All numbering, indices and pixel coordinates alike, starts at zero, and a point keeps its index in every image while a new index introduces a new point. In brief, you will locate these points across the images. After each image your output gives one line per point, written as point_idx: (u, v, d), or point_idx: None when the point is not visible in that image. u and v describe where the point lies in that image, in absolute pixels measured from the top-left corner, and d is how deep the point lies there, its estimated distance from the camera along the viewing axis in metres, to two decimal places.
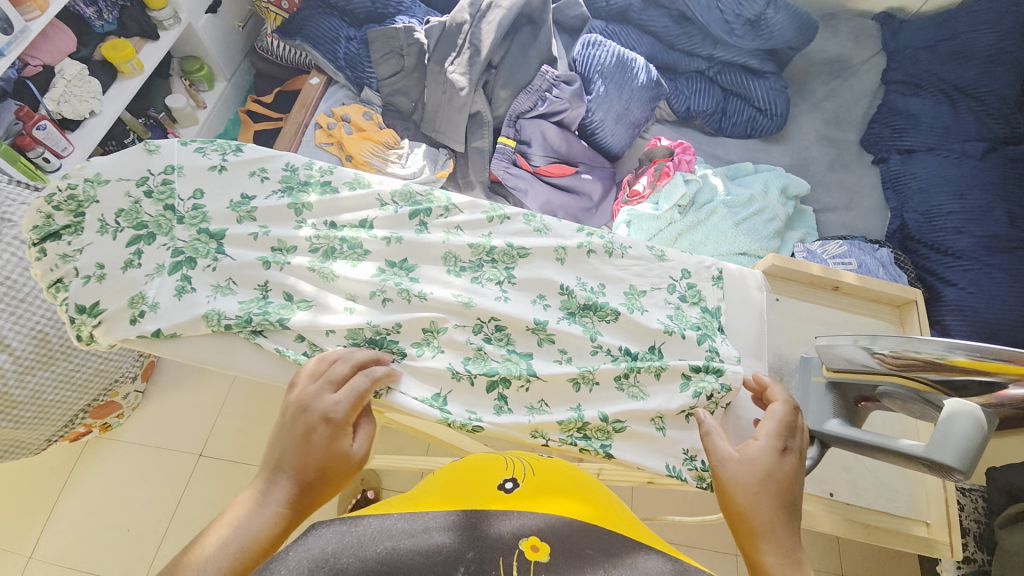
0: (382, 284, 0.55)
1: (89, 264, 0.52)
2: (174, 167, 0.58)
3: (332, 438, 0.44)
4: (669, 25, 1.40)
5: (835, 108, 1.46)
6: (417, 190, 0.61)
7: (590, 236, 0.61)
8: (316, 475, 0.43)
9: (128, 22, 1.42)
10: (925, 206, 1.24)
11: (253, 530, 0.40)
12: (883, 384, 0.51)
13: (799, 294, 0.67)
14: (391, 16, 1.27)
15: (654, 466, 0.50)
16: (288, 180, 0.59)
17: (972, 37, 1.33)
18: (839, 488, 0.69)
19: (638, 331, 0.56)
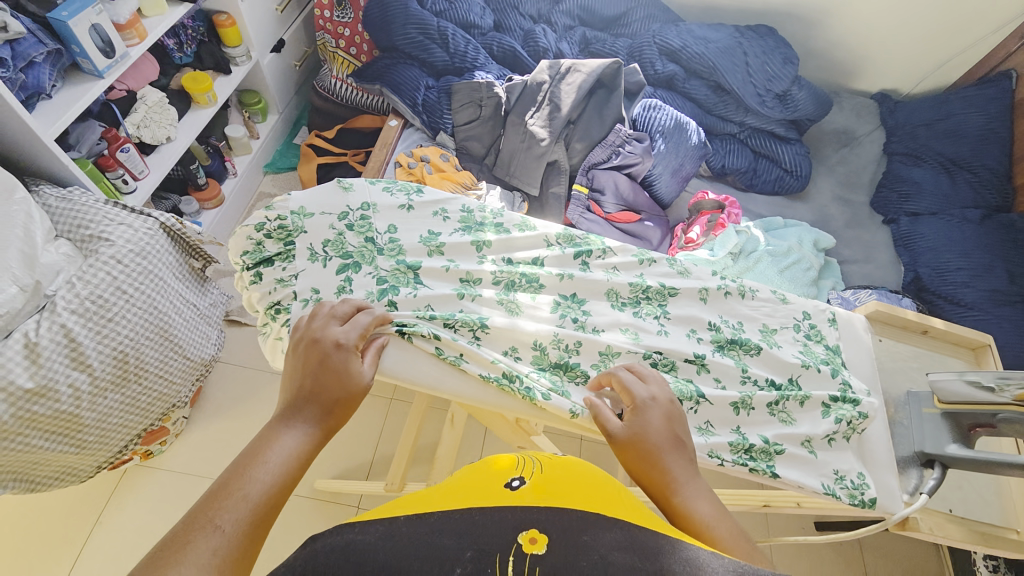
0: (562, 322, 0.65)
1: (306, 288, 0.61)
2: (369, 204, 0.67)
3: (346, 365, 0.54)
4: (708, 94, 1.57)
5: (847, 172, 1.65)
6: (576, 233, 0.72)
7: (725, 279, 0.72)
8: (331, 399, 0.52)
9: (205, 56, 1.48)
10: (936, 262, 1.40)
11: (292, 449, 0.48)
12: (1001, 412, 0.59)
13: (897, 336, 0.78)
14: (469, 70, 1.39)
15: (814, 484, 0.59)
16: (466, 220, 0.71)
17: (963, 119, 1.56)
18: (956, 504, 0.73)
19: (779, 365, 0.66)
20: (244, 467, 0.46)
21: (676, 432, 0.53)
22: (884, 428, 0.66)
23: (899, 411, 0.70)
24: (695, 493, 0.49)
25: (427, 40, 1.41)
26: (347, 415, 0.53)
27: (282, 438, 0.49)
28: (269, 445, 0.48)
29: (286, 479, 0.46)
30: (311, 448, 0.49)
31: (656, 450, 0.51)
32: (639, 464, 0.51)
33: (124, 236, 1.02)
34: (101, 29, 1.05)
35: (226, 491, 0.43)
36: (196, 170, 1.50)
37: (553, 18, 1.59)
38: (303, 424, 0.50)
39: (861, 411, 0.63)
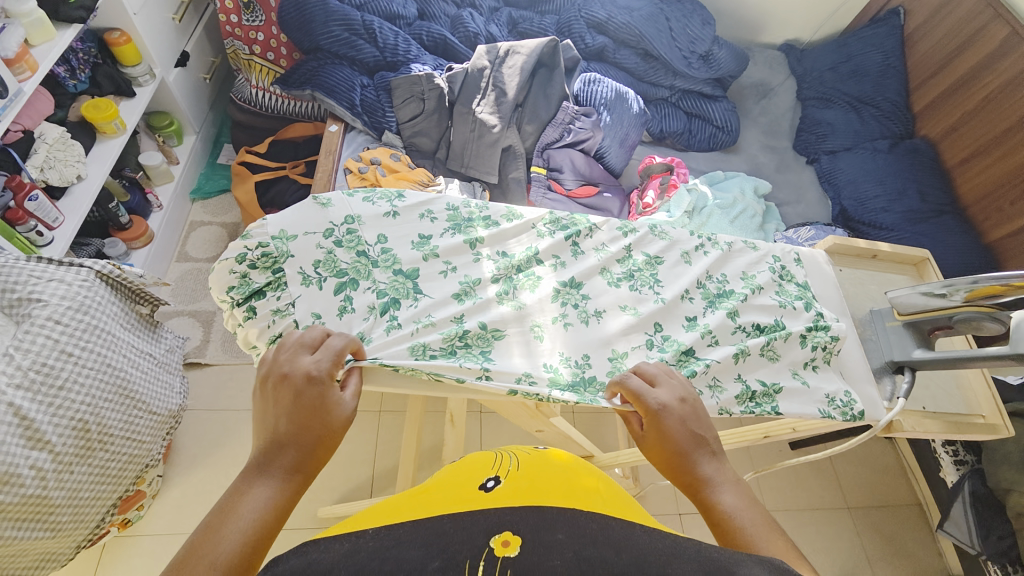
0: (564, 309, 0.69)
1: (306, 315, 0.61)
2: (353, 217, 0.68)
3: (315, 391, 0.51)
4: (638, 62, 1.62)
5: (769, 121, 1.78)
6: (562, 216, 0.76)
7: (701, 238, 0.78)
8: (308, 437, 0.49)
9: (102, 80, 1.32)
10: (858, 193, 1.56)
11: (265, 503, 0.45)
12: (958, 314, 0.68)
13: (853, 263, 0.87)
14: (404, 63, 1.35)
15: (812, 412, 0.65)
16: (454, 218, 0.73)
17: (862, 60, 1.73)
18: (927, 402, 0.83)
19: (762, 309, 0.72)
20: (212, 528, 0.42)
21: (704, 427, 0.55)
22: (854, 347, 0.75)
23: (865, 330, 0.79)
24: (722, 484, 0.50)
25: (354, 36, 1.34)
26: (325, 447, 0.50)
27: (253, 491, 0.45)
28: (235, 503, 0.44)
29: (262, 532, 0.43)
30: (285, 498, 0.46)
31: (689, 444, 0.53)
32: (670, 463, 0.53)
33: (57, 293, 0.91)
34: None
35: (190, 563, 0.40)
36: (116, 210, 1.35)
37: (477, 0, 1.57)
38: (276, 472, 0.47)
39: (832, 335, 0.71)
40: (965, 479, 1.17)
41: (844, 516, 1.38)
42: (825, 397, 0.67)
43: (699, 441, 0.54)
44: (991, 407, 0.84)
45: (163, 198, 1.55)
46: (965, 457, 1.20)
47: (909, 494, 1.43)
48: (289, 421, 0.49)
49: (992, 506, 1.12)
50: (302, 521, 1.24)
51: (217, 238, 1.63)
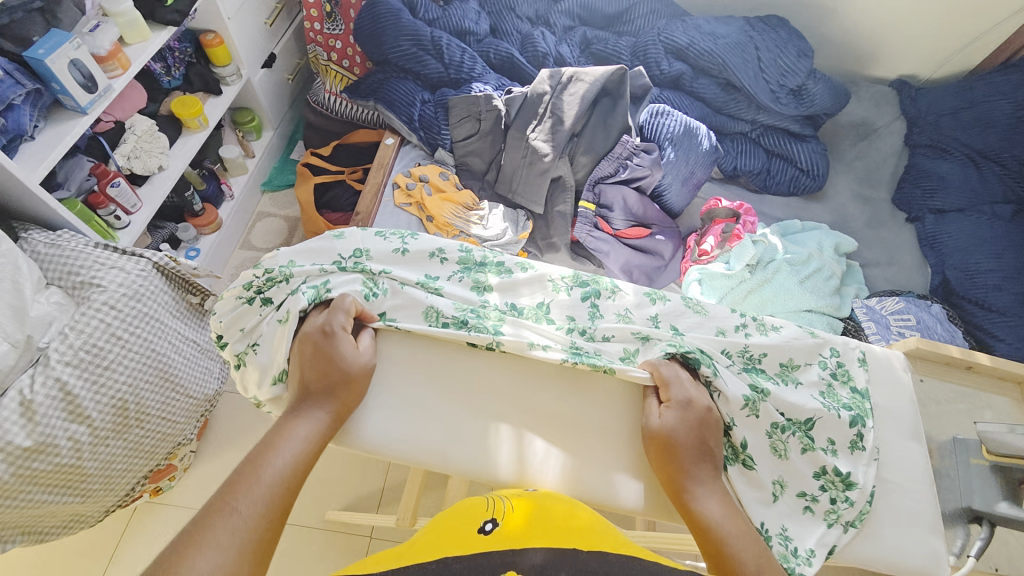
0: (574, 339, 0.70)
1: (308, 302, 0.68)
2: (362, 251, 0.75)
3: (345, 356, 0.64)
4: (717, 93, 1.50)
5: (865, 167, 1.57)
6: (585, 276, 0.77)
7: (744, 317, 0.73)
8: (337, 387, 0.63)
9: (193, 78, 1.44)
10: (964, 264, 1.34)
11: (306, 435, 0.59)
12: None
13: (938, 372, 0.83)
14: (466, 81, 1.34)
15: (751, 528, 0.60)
16: (466, 261, 0.77)
17: (990, 107, 1.47)
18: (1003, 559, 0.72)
19: (797, 409, 0.64)
20: (264, 451, 0.57)
21: (704, 439, 0.61)
22: (924, 478, 0.64)
23: (944, 460, 0.72)
24: (707, 493, 0.58)
25: (421, 52, 1.35)
26: (351, 397, 0.64)
27: (294, 425, 0.59)
28: (284, 432, 0.58)
29: (303, 458, 0.58)
30: (324, 432, 0.60)
31: (684, 450, 0.60)
32: (668, 456, 0.61)
33: (115, 280, 0.99)
34: (81, 64, 1.01)
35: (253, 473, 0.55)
36: (191, 198, 1.46)
37: (552, 19, 1.52)
38: (312, 413, 0.60)
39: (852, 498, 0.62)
40: None
41: None
42: (804, 496, 0.62)
43: (694, 452, 0.61)
44: None
45: (235, 189, 1.65)
46: None
47: None
48: (317, 370, 0.63)
49: None
50: (309, 519, 1.27)
51: (279, 230, 1.72)
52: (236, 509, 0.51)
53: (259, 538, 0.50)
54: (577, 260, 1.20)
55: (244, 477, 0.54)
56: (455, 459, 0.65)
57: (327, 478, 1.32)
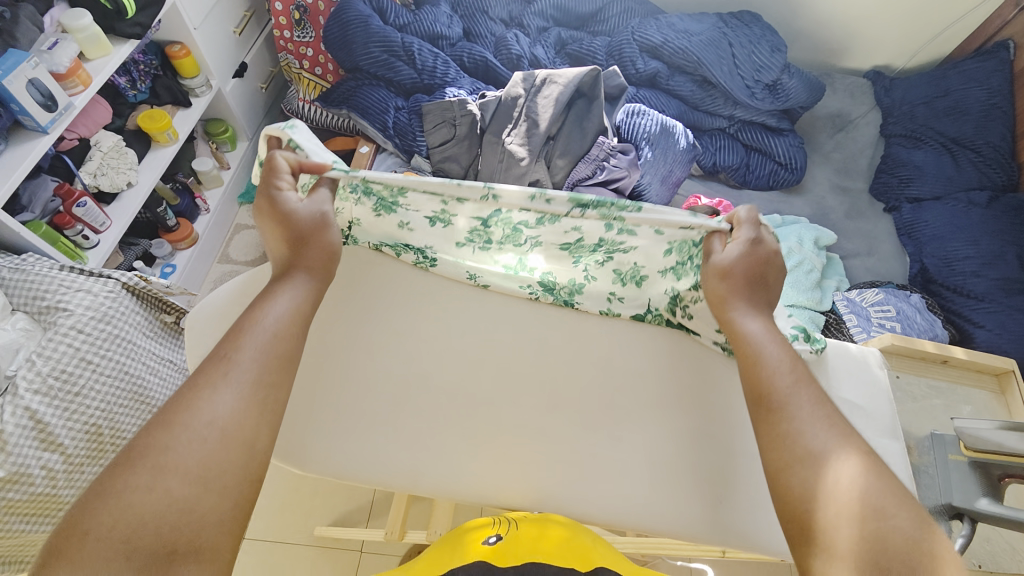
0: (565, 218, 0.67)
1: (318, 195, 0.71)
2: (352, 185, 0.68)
3: (297, 215, 0.62)
4: (694, 89, 1.49)
5: (843, 159, 1.58)
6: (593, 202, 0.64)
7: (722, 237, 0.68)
8: (309, 247, 0.62)
9: (161, 90, 1.40)
10: (942, 251, 1.35)
11: (292, 301, 0.57)
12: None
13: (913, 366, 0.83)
14: (440, 87, 1.32)
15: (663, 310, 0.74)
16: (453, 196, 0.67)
17: (962, 96, 1.50)
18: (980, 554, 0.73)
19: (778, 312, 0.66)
20: (242, 325, 0.53)
21: (760, 275, 0.62)
22: (905, 477, 0.62)
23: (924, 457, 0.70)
24: (751, 316, 0.60)
25: (393, 58, 1.33)
26: (324, 253, 0.63)
27: (279, 292, 0.57)
28: (271, 294, 0.57)
29: (291, 319, 0.56)
30: (311, 298, 0.59)
31: (742, 283, 0.62)
32: (729, 291, 0.62)
33: (82, 303, 0.97)
34: (40, 84, 0.99)
35: (235, 332, 0.52)
36: (164, 213, 1.42)
37: (525, 20, 1.51)
38: (295, 279, 0.59)
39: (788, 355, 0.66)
40: None
41: None
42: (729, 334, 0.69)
43: (750, 286, 0.62)
44: None
45: (211, 202, 1.62)
46: None
47: None
48: (283, 228, 0.62)
49: None
50: (298, 537, 1.25)
51: (258, 242, 1.69)
52: (232, 364, 0.49)
53: (264, 393, 0.49)
54: None
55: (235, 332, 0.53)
56: (426, 482, 0.62)
57: (315, 493, 1.30)
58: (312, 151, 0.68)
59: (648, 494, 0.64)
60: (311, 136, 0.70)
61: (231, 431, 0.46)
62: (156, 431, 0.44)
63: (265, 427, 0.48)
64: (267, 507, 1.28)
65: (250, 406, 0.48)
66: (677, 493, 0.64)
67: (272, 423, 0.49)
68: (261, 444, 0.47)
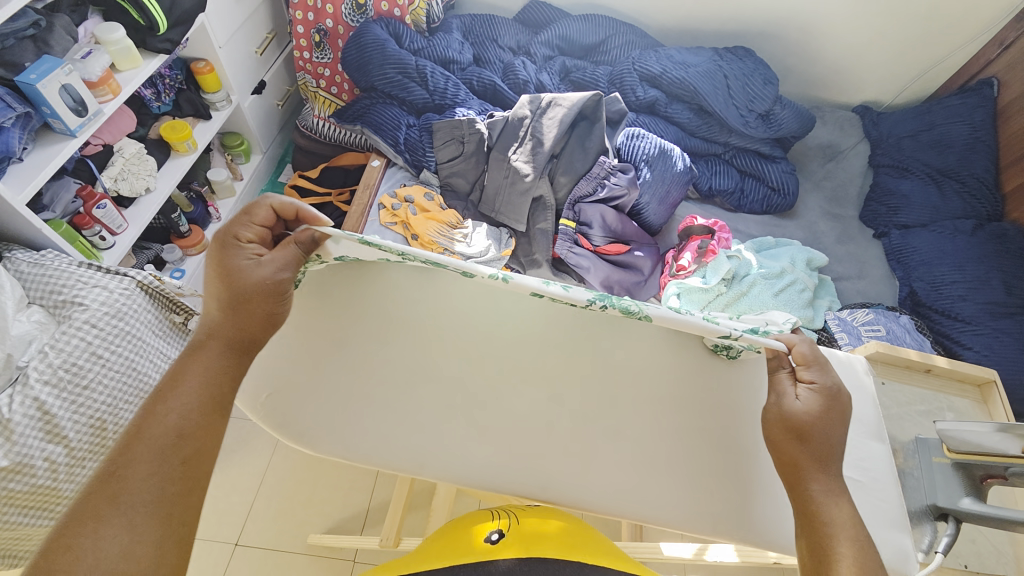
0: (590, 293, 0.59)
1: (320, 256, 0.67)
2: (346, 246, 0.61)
3: (241, 273, 0.60)
4: (691, 117, 1.57)
5: (833, 187, 1.64)
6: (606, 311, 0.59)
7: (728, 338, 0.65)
8: (235, 322, 0.60)
9: (183, 104, 1.48)
10: (930, 276, 1.40)
11: (205, 380, 0.58)
12: (1014, 466, 0.59)
13: (899, 374, 0.86)
14: (450, 107, 1.39)
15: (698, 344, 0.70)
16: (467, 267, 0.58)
17: (946, 130, 1.57)
18: None
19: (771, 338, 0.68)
20: (165, 389, 0.57)
21: (834, 415, 0.59)
22: (891, 479, 0.64)
23: (909, 461, 0.73)
24: (831, 494, 0.57)
25: (406, 79, 1.41)
26: (250, 323, 0.61)
27: (195, 367, 0.58)
28: (185, 368, 0.58)
29: (201, 403, 0.57)
30: (225, 373, 0.60)
31: (819, 430, 0.58)
32: (805, 436, 0.59)
33: (98, 298, 1.00)
34: (73, 89, 1.04)
35: (147, 420, 0.55)
36: (178, 219, 1.47)
37: (533, 49, 1.61)
38: (210, 352, 0.59)
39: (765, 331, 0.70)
40: None
41: None
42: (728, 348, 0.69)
43: (830, 435, 0.59)
44: None
45: (222, 211, 1.67)
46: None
47: None
48: (216, 297, 0.61)
49: None
50: (291, 545, 1.24)
51: None
52: (132, 471, 0.52)
53: (170, 495, 0.53)
54: (559, 277, 1.24)
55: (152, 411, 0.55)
56: (433, 465, 0.66)
57: (312, 499, 1.30)
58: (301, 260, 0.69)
59: (645, 484, 0.66)
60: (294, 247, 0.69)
61: (133, 544, 0.49)
62: (75, 525, 0.49)
63: (169, 546, 0.51)
64: (262, 511, 1.28)
65: (155, 515, 0.51)
66: (670, 486, 0.66)
67: (179, 522, 0.52)
68: (168, 549, 0.51)
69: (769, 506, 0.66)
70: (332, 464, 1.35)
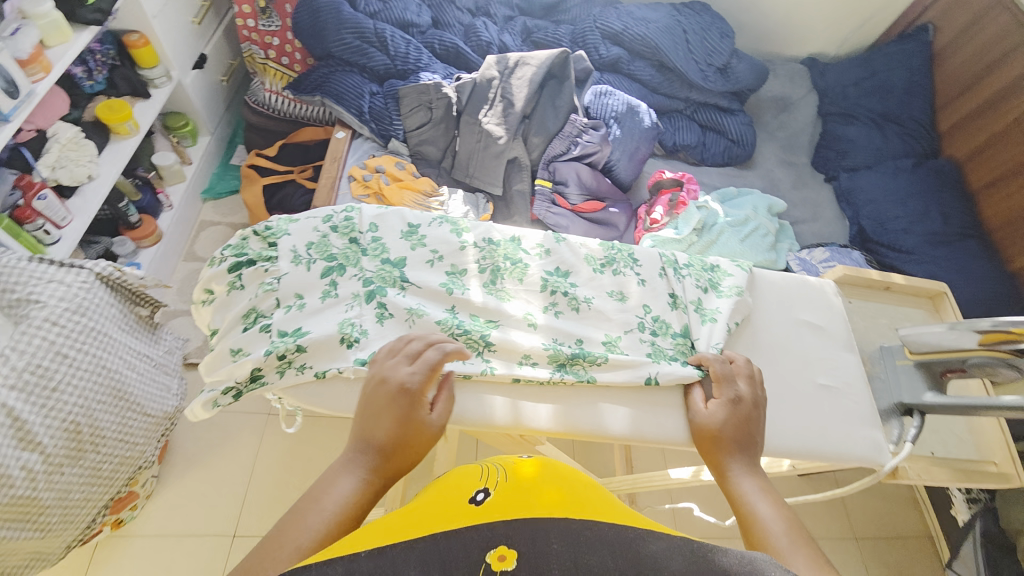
0: (555, 347, 0.65)
1: (288, 295, 0.63)
2: (350, 322, 0.62)
3: (422, 414, 0.55)
4: (653, 74, 1.59)
5: (787, 136, 1.73)
6: (564, 354, 0.65)
7: (681, 349, 0.68)
8: (393, 447, 0.53)
9: (119, 81, 1.37)
10: (876, 213, 1.51)
11: (345, 495, 0.48)
12: (973, 358, 0.66)
13: (863, 294, 0.93)
14: (414, 72, 1.34)
15: (665, 292, 0.72)
16: (451, 335, 0.64)
17: (886, 76, 1.67)
18: (935, 447, 0.84)
19: (740, 308, 0.71)
20: (300, 510, 0.47)
21: (741, 421, 0.60)
22: (862, 383, 0.71)
23: (876, 367, 0.81)
24: (746, 475, 0.56)
25: (365, 45, 1.34)
26: (405, 459, 0.54)
27: (340, 481, 0.50)
28: (332, 477, 0.50)
29: (337, 525, 0.46)
30: (364, 493, 0.50)
31: (725, 441, 0.59)
32: (710, 450, 0.59)
33: (56, 294, 0.94)
34: (4, 69, 0.94)
35: (285, 531, 0.45)
36: (126, 208, 1.38)
37: (492, 10, 1.56)
38: (357, 470, 0.51)
39: (738, 289, 0.73)
40: (978, 516, 1.13)
41: (849, 545, 1.44)
42: (694, 302, 0.72)
43: (740, 443, 0.58)
44: (1004, 454, 0.84)
45: (173, 198, 1.58)
46: (979, 494, 1.15)
47: (918, 526, 1.49)
48: (385, 423, 0.54)
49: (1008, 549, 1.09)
50: None
51: (225, 237, 1.64)
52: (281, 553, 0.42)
53: None
54: None
55: (269, 548, 0.43)
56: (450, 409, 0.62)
57: (306, 481, 1.32)
58: (253, 343, 0.62)
59: (655, 408, 0.65)
60: (242, 330, 0.63)
61: None
62: None
63: None
64: (257, 496, 1.30)
65: None
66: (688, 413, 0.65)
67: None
68: None
69: (789, 418, 0.67)
70: (323, 446, 1.36)
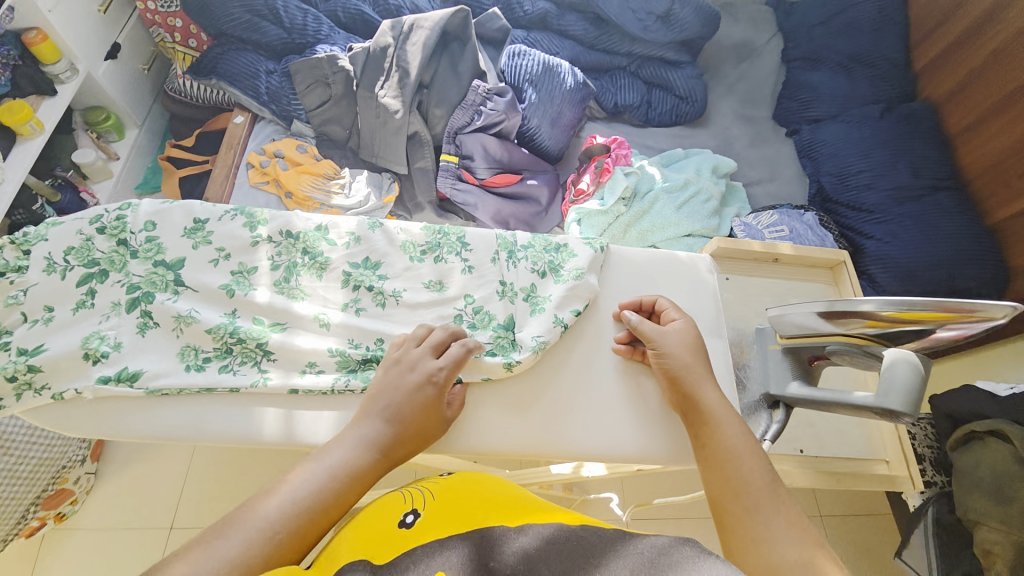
0: (346, 350, 0.68)
1: (37, 309, 0.64)
2: (98, 335, 0.64)
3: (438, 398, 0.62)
4: (587, 28, 1.45)
5: (747, 88, 1.57)
6: (352, 356, 0.67)
7: (499, 340, 0.70)
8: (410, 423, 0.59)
9: (22, 81, 1.29)
10: (838, 168, 1.36)
11: (350, 457, 0.53)
12: (831, 345, 0.65)
13: (746, 269, 0.91)
14: (311, 46, 1.25)
15: (480, 282, 0.73)
16: (223, 342, 0.66)
17: (857, 12, 1.48)
18: (807, 444, 0.86)
19: (575, 294, 0.73)
20: (302, 465, 0.52)
21: (695, 355, 0.67)
22: (725, 367, 0.73)
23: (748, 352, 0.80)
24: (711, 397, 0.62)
25: (257, 19, 1.25)
26: (420, 436, 0.60)
27: (343, 441, 0.55)
28: (341, 434, 0.56)
29: (337, 482, 0.50)
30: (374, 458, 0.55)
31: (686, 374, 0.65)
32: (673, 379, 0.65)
33: None
34: None
35: (283, 482, 0.49)
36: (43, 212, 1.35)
37: None
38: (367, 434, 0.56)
39: (579, 274, 0.74)
40: (929, 504, 1.00)
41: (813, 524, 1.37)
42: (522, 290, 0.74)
43: (697, 373, 0.65)
44: (894, 452, 0.87)
45: (100, 196, 1.53)
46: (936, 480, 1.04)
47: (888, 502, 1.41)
48: (404, 396, 0.60)
49: (961, 538, 0.96)
50: None
51: None
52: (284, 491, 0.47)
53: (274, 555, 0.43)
54: (445, 217, 1.17)
55: (267, 492, 0.48)
56: (209, 428, 0.63)
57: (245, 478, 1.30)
58: None
59: None
60: None
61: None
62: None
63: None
64: (195, 491, 1.27)
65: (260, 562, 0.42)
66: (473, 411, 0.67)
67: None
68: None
69: (588, 421, 0.69)
70: None
